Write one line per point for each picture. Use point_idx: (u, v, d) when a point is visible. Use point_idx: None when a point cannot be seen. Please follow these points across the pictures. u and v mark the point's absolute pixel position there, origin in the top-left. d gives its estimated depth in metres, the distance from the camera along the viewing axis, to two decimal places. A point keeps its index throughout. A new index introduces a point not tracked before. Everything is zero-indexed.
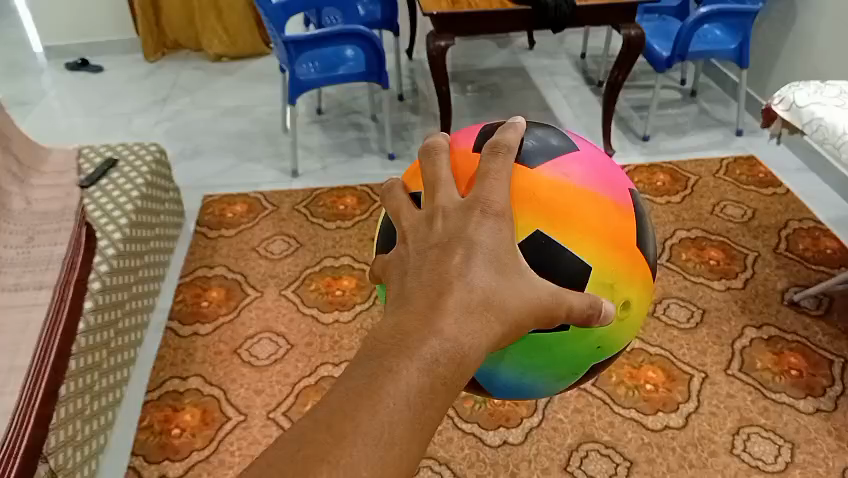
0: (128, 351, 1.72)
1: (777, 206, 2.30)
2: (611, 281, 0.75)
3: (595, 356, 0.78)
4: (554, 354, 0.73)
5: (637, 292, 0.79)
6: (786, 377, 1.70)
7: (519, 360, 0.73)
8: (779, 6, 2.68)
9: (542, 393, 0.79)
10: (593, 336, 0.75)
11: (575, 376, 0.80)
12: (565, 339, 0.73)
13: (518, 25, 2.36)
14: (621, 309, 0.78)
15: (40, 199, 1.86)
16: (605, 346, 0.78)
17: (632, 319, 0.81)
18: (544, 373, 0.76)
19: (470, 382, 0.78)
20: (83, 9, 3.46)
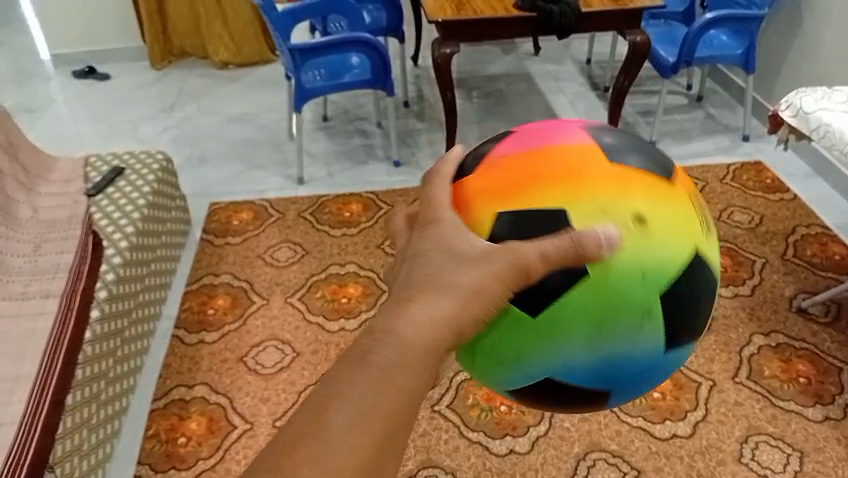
0: (134, 360, 1.72)
1: (785, 212, 2.29)
2: (606, 204, 0.66)
3: (647, 297, 0.66)
4: (573, 319, 0.65)
5: (647, 198, 0.68)
6: (795, 384, 1.69)
7: (537, 344, 0.66)
8: (785, 11, 2.67)
9: (625, 373, 0.68)
10: (615, 275, 0.64)
11: (652, 330, 0.67)
12: (576, 300, 0.64)
13: (523, 32, 2.37)
14: (642, 228, 0.67)
15: (47, 207, 1.88)
16: (649, 275, 0.66)
17: (675, 236, 0.68)
18: (606, 339, 0.65)
19: (558, 399, 0.72)
20: (90, 16, 3.48)
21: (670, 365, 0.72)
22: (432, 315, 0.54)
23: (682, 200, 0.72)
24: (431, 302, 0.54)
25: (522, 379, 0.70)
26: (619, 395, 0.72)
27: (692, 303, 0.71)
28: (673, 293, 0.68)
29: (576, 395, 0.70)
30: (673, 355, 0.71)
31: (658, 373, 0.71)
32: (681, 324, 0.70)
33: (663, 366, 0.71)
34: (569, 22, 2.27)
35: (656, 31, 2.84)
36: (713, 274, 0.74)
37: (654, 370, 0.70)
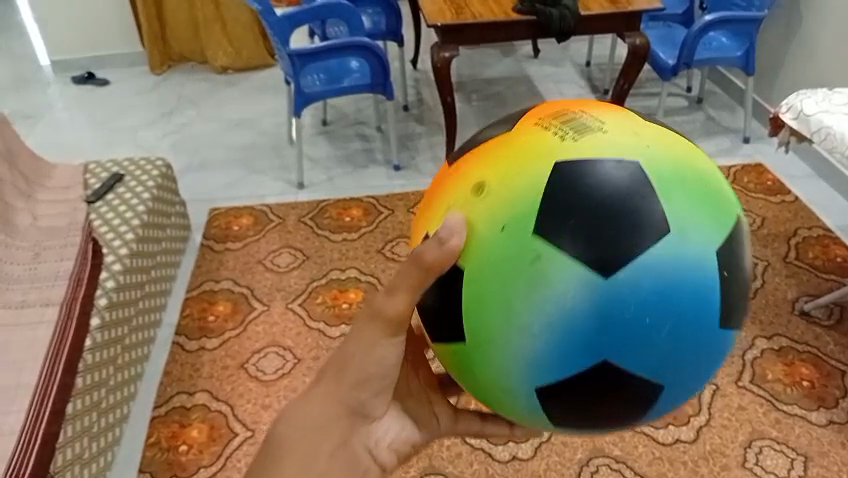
0: (134, 367, 1.71)
1: (786, 214, 2.28)
2: (446, 202, 0.65)
3: (519, 245, 0.58)
4: (477, 320, 0.61)
5: (480, 166, 0.65)
6: (798, 388, 1.68)
7: (483, 366, 0.63)
8: (785, 13, 2.67)
9: (579, 329, 0.57)
10: (474, 256, 0.60)
11: (557, 266, 0.57)
12: (468, 300, 0.61)
13: (522, 35, 2.36)
14: (480, 194, 0.62)
15: (46, 215, 1.87)
16: (506, 225, 0.59)
17: (516, 172, 0.62)
18: (519, 304, 0.58)
19: (607, 400, 0.62)
20: (88, 22, 3.47)
21: (662, 288, 0.57)
22: (313, 405, 0.68)
23: (532, 135, 0.65)
24: (311, 395, 0.69)
25: (533, 405, 0.64)
26: (635, 361, 0.59)
27: (607, 208, 0.58)
28: (558, 217, 0.58)
29: (587, 385, 0.61)
30: (637, 274, 0.57)
31: (641, 302, 0.57)
32: (607, 238, 0.57)
33: (648, 296, 0.57)
34: (568, 25, 2.26)
35: (656, 33, 2.83)
36: (618, 163, 0.61)
37: (628, 304, 0.57)
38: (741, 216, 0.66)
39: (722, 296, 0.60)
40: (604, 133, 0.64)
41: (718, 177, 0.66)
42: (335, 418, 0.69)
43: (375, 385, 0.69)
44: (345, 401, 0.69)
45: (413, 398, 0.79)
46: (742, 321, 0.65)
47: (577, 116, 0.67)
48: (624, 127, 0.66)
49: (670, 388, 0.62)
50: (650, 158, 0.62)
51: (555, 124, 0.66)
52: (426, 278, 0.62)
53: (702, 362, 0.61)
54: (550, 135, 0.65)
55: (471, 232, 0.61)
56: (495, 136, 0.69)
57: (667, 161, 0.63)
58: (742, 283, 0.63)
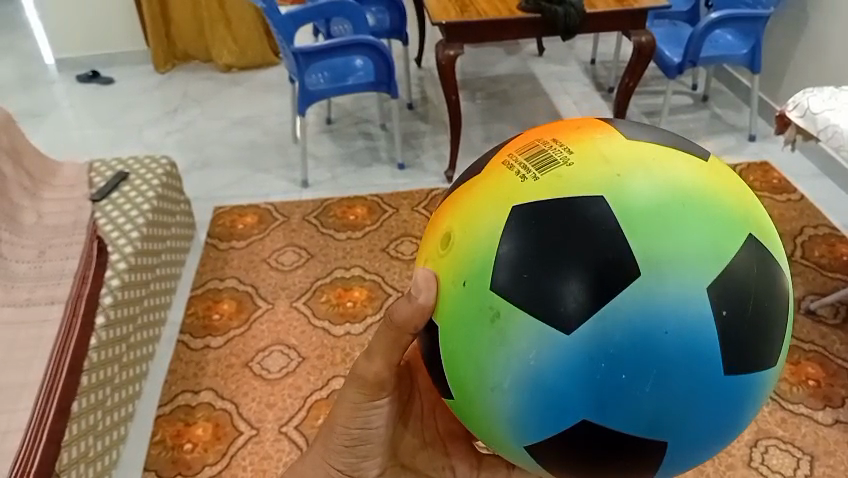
0: (139, 366, 1.71)
1: (792, 212, 2.27)
2: (430, 253, 0.66)
3: (478, 302, 0.58)
4: (456, 377, 0.61)
5: (451, 218, 0.65)
6: (804, 387, 1.68)
7: (477, 421, 0.63)
8: (791, 11, 2.65)
9: (548, 386, 0.55)
10: (447, 310, 0.62)
11: (514, 323, 0.56)
12: (447, 358, 0.62)
13: (527, 34, 2.35)
14: (450, 247, 0.63)
15: (51, 214, 1.88)
16: (468, 279, 0.60)
17: (477, 223, 0.61)
18: (485, 364, 0.58)
19: (612, 462, 0.58)
20: (93, 21, 3.48)
21: (636, 338, 0.53)
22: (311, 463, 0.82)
23: (498, 176, 0.64)
24: (311, 453, 0.82)
25: (539, 461, 0.62)
26: (622, 419, 0.55)
27: (563, 255, 0.56)
28: (515, 272, 0.57)
29: (575, 442, 0.58)
30: (600, 325, 0.54)
31: (608, 354, 0.54)
32: (562, 288, 0.55)
33: (616, 347, 0.54)
34: (573, 23, 2.26)
35: (661, 31, 2.82)
36: (576, 204, 0.57)
37: (595, 357, 0.54)
38: (748, 235, 0.59)
39: (717, 337, 0.55)
40: (568, 166, 0.61)
41: (715, 197, 0.60)
42: (329, 477, 0.81)
43: (361, 448, 0.79)
44: (336, 460, 0.80)
45: (420, 457, 0.83)
46: (768, 357, 0.58)
47: (548, 147, 0.64)
48: (597, 154, 0.61)
49: (674, 442, 0.57)
50: (618, 191, 0.58)
51: (521, 164, 0.64)
52: (402, 334, 0.69)
53: (710, 411, 0.56)
54: (512, 175, 0.63)
55: (442, 286, 0.63)
56: (474, 175, 0.68)
57: (636, 192, 0.58)
58: (751, 317, 0.57)
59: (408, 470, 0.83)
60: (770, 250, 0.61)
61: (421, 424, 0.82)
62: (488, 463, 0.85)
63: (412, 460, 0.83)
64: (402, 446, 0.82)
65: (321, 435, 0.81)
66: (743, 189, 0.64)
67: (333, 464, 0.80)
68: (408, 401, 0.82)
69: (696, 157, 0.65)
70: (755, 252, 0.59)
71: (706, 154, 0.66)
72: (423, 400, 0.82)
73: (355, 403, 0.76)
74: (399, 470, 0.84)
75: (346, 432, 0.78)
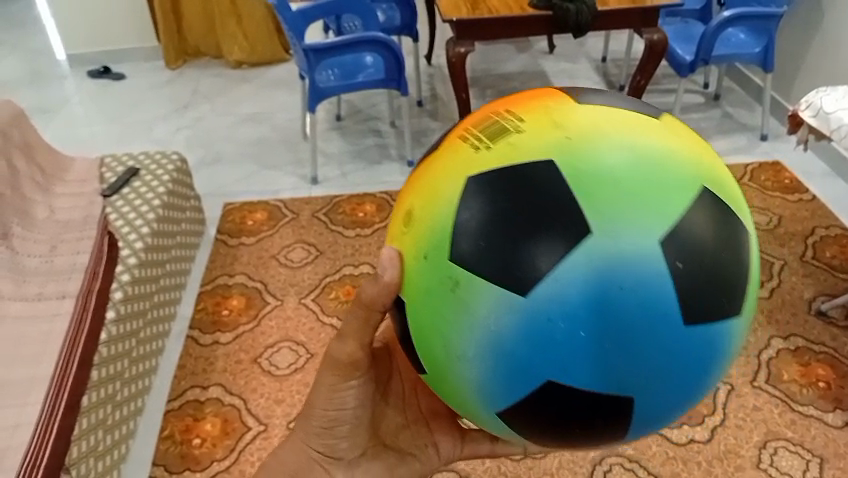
0: (149, 360, 1.72)
1: (804, 212, 2.26)
2: (396, 232, 0.67)
3: (440, 273, 0.59)
4: (427, 350, 0.62)
5: (412, 196, 0.66)
6: (814, 389, 1.67)
7: (454, 393, 0.63)
8: (805, 9, 2.63)
9: (510, 350, 0.56)
10: (412, 286, 0.62)
11: (476, 290, 0.56)
12: (416, 332, 0.63)
13: (537, 31, 2.34)
14: (413, 224, 0.64)
15: (62, 208, 1.89)
16: (428, 252, 0.60)
17: (436, 196, 0.62)
18: (450, 331, 0.58)
19: (587, 421, 0.58)
20: (105, 16, 3.49)
21: (591, 296, 0.54)
22: (292, 451, 0.81)
23: (456, 151, 0.64)
24: (292, 441, 0.81)
25: (520, 428, 0.63)
26: (587, 376, 0.55)
27: (518, 220, 0.56)
28: (471, 239, 0.57)
29: (543, 404, 0.58)
30: (555, 286, 0.54)
31: (565, 314, 0.54)
32: (518, 253, 0.55)
33: (574, 308, 0.54)
34: (584, 20, 2.25)
35: (673, 29, 2.81)
36: (528, 170, 0.58)
37: (554, 318, 0.54)
38: (703, 191, 0.59)
39: (673, 294, 0.55)
40: (520, 135, 0.61)
41: (668, 157, 0.60)
42: (312, 461, 0.80)
43: (342, 428, 0.78)
44: (318, 445, 0.79)
45: (402, 436, 0.84)
46: (732, 308, 0.58)
47: (503, 120, 0.64)
48: (551, 122, 0.62)
49: (645, 397, 0.57)
50: (569, 156, 0.58)
51: (476, 137, 0.64)
52: (372, 313, 0.69)
53: (676, 364, 0.56)
54: (468, 149, 0.63)
55: (406, 263, 0.63)
56: (433, 152, 0.69)
57: (588, 156, 0.58)
58: (712, 270, 0.57)
59: (391, 450, 0.83)
60: (730, 207, 0.62)
61: (402, 403, 0.84)
62: (469, 438, 0.87)
63: (394, 439, 0.83)
64: (384, 426, 0.83)
65: (302, 421, 0.80)
66: (697, 149, 0.64)
67: (316, 449, 0.79)
68: (387, 381, 0.84)
69: (649, 119, 0.65)
70: (712, 209, 0.59)
71: (659, 114, 0.66)
72: (403, 381, 0.85)
73: (332, 382, 0.76)
74: (381, 450, 0.82)
75: (323, 413, 0.77)
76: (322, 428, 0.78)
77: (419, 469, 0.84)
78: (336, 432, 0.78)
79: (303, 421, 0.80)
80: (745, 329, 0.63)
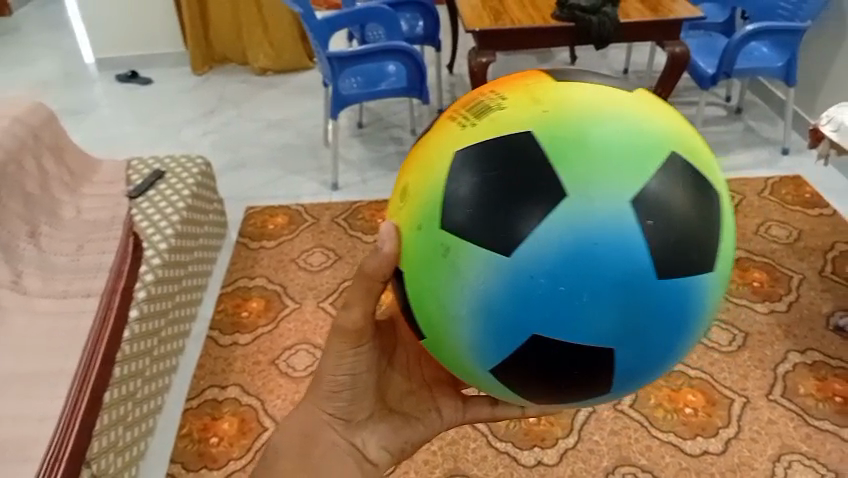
0: (170, 359, 1.76)
1: (825, 227, 2.24)
2: (392, 209, 0.69)
3: (431, 239, 0.60)
4: (425, 317, 0.63)
5: (407, 174, 0.68)
6: (831, 404, 1.66)
7: (454, 358, 0.64)
8: (830, 23, 2.62)
9: (495, 308, 0.57)
10: (407, 257, 0.64)
11: (464, 253, 0.58)
12: (414, 300, 0.64)
13: (559, 42, 2.36)
14: (407, 198, 0.65)
15: (89, 208, 1.93)
16: (421, 223, 0.62)
17: (427, 170, 0.63)
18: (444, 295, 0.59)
19: (579, 375, 0.59)
20: (134, 22, 3.57)
21: (572, 254, 0.55)
22: (299, 420, 0.78)
23: (444, 128, 0.66)
24: (299, 411, 0.78)
25: (518, 389, 0.63)
26: (573, 332, 0.56)
27: (501, 186, 0.57)
28: (458, 206, 0.59)
29: (534, 362, 0.59)
30: (538, 247, 0.55)
31: (547, 272, 0.55)
32: (500, 216, 0.56)
33: (554, 265, 0.55)
34: (607, 32, 2.26)
35: (696, 42, 2.81)
36: (509, 141, 0.59)
37: (536, 275, 0.55)
38: (678, 155, 0.61)
39: (648, 251, 0.56)
40: (503, 109, 0.63)
41: (644, 126, 0.61)
42: (322, 424, 0.77)
43: (348, 392, 0.76)
44: (325, 411, 0.76)
45: (406, 401, 0.82)
46: (708, 264, 0.59)
47: (487, 97, 0.66)
48: (531, 96, 0.63)
49: (631, 351, 0.58)
50: (547, 124, 0.59)
51: (462, 114, 0.66)
52: (374, 284, 0.69)
53: (657, 316, 0.57)
54: (454, 125, 0.65)
55: (402, 235, 0.65)
56: (425, 133, 0.70)
57: (566, 125, 0.59)
58: (687, 229, 0.58)
59: (396, 414, 0.81)
60: (704, 173, 0.62)
61: (408, 372, 0.83)
62: (471, 403, 0.86)
63: (400, 404, 0.82)
64: (389, 390, 0.81)
65: (310, 390, 0.78)
66: (671, 117, 0.65)
67: (324, 415, 0.76)
68: (392, 351, 0.82)
69: (626, 90, 0.66)
70: (685, 172, 0.60)
71: (633, 88, 0.68)
72: (407, 349, 0.83)
73: (341, 346, 0.74)
74: (386, 414, 0.81)
75: (332, 378, 0.75)
76: (331, 392, 0.76)
77: (422, 432, 0.83)
78: (345, 397, 0.76)
79: (310, 390, 0.77)
80: (727, 282, 0.64)
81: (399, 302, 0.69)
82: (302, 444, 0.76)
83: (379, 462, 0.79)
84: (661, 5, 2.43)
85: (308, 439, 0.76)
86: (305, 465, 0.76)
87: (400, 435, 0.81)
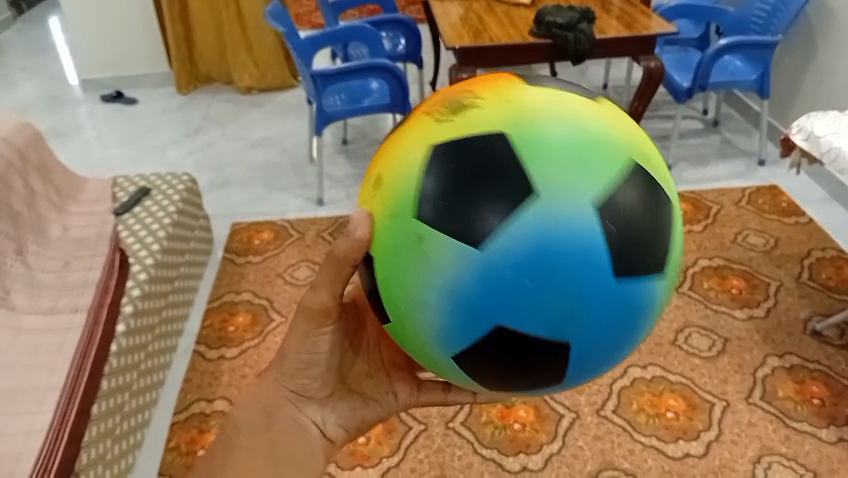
0: (157, 374, 1.77)
1: (801, 235, 2.30)
2: (365, 198, 0.72)
3: (404, 227, 0.63)
4: (393, 303, 0.67)
5: (381, 165, 0.71)
6: (809, 406, 1.69)
7: (417, 342, 0.68)
8: (800, 38, 2.69)
9: (463, 293, 0.60)
10: (379, 242, 0.67)
11: (435, 242, 0.61)
12: (383, 286, 0.67)
13: (538, 58, 2.41)
14: (382, 188, 0.68)
15: (76, 226, 1.95)
16: (394, 212, 0.65)
17: (401, 163, 0.66)
18: (413, 281, 0.63)
19: (534, 362, 0.63)
20: (119, 43, 3.60)
21: (538, 249, 0.59)
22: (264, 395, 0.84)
23: (419, 123, 0.70)
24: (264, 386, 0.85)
25: (475, 373, 0.67)
26: (533, 321, 0.60)
27: (477, 180, 0.61)
28: (433, 198, 0.62)
29: (495, 348, 0.63)
30: (505, 241, 0.59)
31: (511, 265, 0.59)
32: (474, 208, 0.60)
33: (520, 257, 0.59)
34: (583, 48, 2.32)
35: (672, 57, 2.88)
36: (483, 140, 0.63)
37: (502, 267, 0.59)
38: (640, 163, 0.65)
39: (606, 248, 0.60)
40: (476, 109, 0.66)
41: (607, 131, 0.65)
42: (284, 400, 0.83)
43: (311, 370, 0.82)
44: (287, 387, 0.83)
45: (365, 381, 0.89)
46: (659, 265, 0.64)
47: (461, 96, 0.70)
48: (503, 99, 0.67)
49: (584, 341, 0.62)
50: (519, 127, 0.63)
51: (437, 111, 0.69)
52: (343, 267, 0.72)
53: (612, 310, 0.61)
54: (430, 120, 0.68)
55: (374, 222, 0.68)
56: (398, 128, 0.74)
57: (538, 127, 0.63)
58: (643, 230, 0.62)
59: (355, 394, 0.88)
60: (660, 181, 0.67)
61: (368, 357, 0.89)
62: (426, 388, 0.92)
63: (358, 385, 0.88)
64: (351, 372, 0.88)
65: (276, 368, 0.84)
66: (632, 128, 0.70)
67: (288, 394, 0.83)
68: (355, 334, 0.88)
69: (592, 100, 0.70)
70: (645, 177, 0.64)
71: (597, 97, 0.72)
72: (369, 334, 0.89)
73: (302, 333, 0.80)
74: (345, 393, 0.87)
75: (294, 362, 0.81)
76: (294, 374, 0.82)
77: (379, 412, 0.90)
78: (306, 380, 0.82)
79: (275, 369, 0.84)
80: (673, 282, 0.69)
81: (366, 286, 0.72)
82: (264, 417, 0.83)
83: (336, 439, 0.86)
84: (637, 22, 2.49)
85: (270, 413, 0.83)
86: (264, 438, 0.83)
87: (358, 414, 0.88)
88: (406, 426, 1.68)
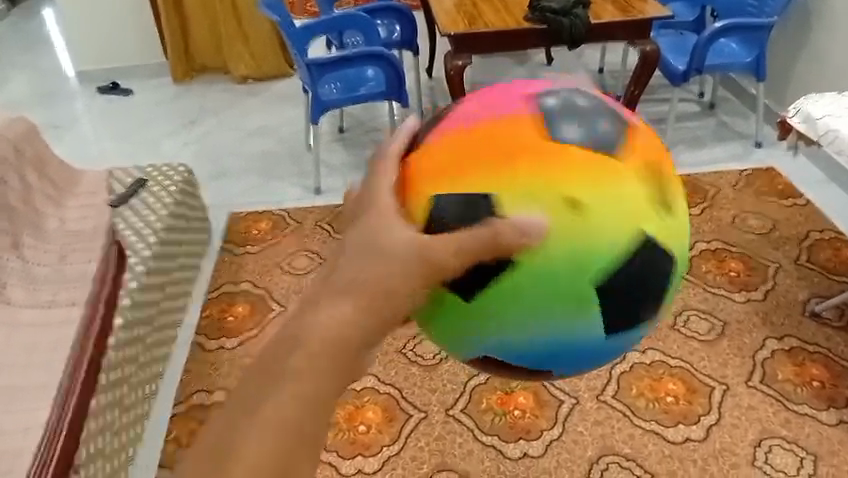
0: (156, 366, 1.77)
1: (799, 216, 2.29)
2: (533, 188, 0.60)
3: (577, 284, 0.61)
4: (500, 317, 0.62)
5: (570, 178, 0.61)
6: (808, 388, 1.69)
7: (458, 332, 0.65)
8: (797, 18, 2.67)
9: (561, 351, 0.64)
10: (537, 268, 0.59)
11: (585, 315, 0.63)
12: (505, 302, 0.61)
13: (534, 43, 2.39)
14: (581, 215, 0.60)
15: (73, 219, 1.94)
16: (581, 260, 0.61)
17: (607, 214, 0.62)
18: (542, 331, 0.62)
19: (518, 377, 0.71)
20: (113, 34, 3.57)
21: (624, 344, 0.68)
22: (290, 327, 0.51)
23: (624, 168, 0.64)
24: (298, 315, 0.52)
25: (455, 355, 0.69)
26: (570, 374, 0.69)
27: (643, 288, 0.66)
28: (613, 281, 0.63)
29: (522, 371, 0.68)
30: (622, 335, 0.66)
31: (604, 349, 0.67)
32: (627, 309, 0.65)
33: (612, 348, 0.67)
34: (578, 33, 2.31)
35: (668, 40, 2.86)
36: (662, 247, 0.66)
37: (600, 349, 0.66)
38: None
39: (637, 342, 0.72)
40: (661, 203, 0.68)
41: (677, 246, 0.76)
42: None
43: None
44: None
45: None
46: None
47: (653, 163, 0.68)
48: (668, 187, 0.69)
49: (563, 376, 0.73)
50: (675, 244, 0.69)
51: (640, 170, 0.66)
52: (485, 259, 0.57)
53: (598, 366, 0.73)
54: (635, 178, 0.65)
55: (551, 243, 0.59)
56: (591, 138, 0.65)
57: (679, 245, 0.70)
58: None
59: None
60: None
61: None
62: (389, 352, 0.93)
63: None
64: None
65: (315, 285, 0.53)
66: None
67: (331, 319, 0.49)
68: None
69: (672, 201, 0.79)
70: None
71: None
72: None
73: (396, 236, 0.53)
74: None
75: (364, 274, 0.50)
76: (354, 290, 0.50)
77: None
78: (374, 313, 0.50)
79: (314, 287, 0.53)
80: None
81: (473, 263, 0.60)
82: (283, 350, 0.49)
83: None
84: (633, 5, 2.47)
85: (291, 343, 0.49)
86: (268, 385, 0.48)
87: None
88: (406, 415, 1.68)
